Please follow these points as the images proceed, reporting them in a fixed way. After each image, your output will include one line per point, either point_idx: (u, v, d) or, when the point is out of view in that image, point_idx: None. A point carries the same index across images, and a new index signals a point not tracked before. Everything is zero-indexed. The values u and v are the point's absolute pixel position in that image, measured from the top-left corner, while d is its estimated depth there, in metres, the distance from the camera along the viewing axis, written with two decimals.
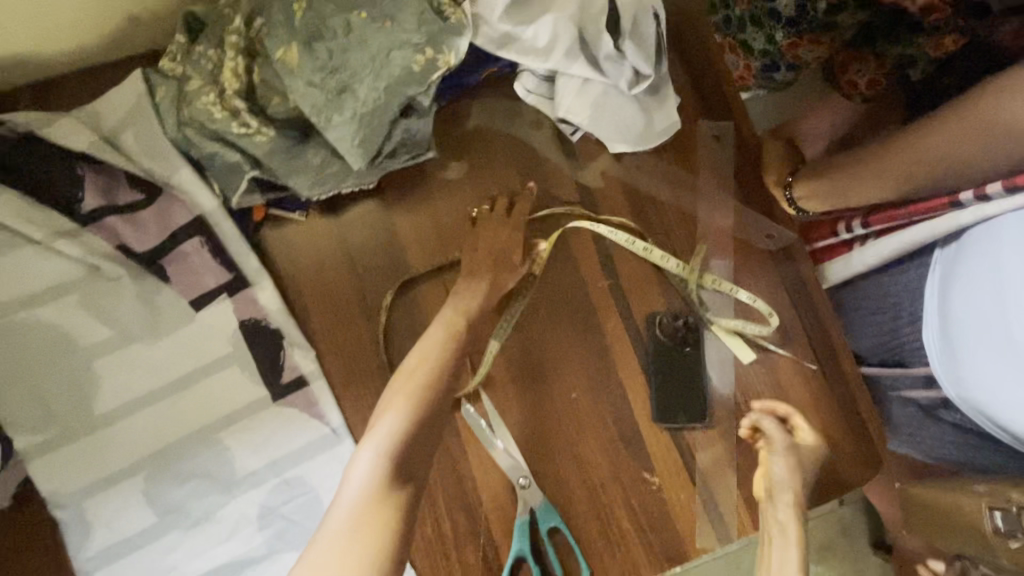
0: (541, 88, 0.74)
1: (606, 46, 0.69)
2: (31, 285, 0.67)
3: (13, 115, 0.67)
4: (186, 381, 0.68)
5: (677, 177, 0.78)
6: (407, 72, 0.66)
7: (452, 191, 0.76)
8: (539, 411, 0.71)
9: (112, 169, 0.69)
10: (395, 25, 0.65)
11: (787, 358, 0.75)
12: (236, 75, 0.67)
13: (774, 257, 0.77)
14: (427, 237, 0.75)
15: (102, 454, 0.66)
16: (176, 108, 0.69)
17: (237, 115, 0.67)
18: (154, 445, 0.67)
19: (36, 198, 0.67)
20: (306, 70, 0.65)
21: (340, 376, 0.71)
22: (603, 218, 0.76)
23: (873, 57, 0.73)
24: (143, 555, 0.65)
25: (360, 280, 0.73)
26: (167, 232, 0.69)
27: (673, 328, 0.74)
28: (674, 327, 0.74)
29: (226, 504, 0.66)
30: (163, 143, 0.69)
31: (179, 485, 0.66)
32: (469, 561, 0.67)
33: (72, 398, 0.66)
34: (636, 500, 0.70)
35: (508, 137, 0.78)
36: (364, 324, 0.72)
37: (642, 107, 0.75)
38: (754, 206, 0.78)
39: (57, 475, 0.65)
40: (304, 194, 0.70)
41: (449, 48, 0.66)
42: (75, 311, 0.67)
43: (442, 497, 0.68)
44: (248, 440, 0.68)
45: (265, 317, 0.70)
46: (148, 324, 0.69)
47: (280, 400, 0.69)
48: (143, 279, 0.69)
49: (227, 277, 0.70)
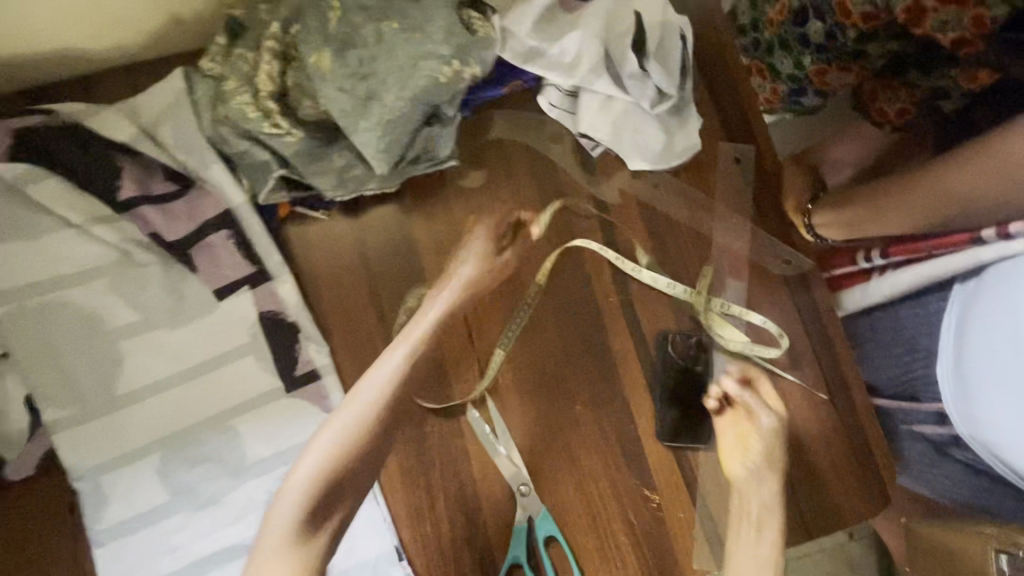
0: (564, 103, 0.76)
1: (632, 67, 0.71)
2: (65, 266, 0.70)
3: (65, 107, 0.72)
4: (205, 367, 0.71)
5: (695, 196, 0.78)
6: (434, 82, 0.68)
7: (472, 199, 0.78)
8: (543, 421, 0.72)
9: (148, 161, 0.73)
10: (424, 37, 0.67)
11: (798, 385, 0.74)
12: (270, 78, 0.69)
13: (790, 282, 0.76)
14: (444, 243, 0.76)
15: (121, 432, 0.68)
16: (212, 107, 0.72)
17: (270, 116, 0.69)
18: (171, 427, 0.69)
19: (77, 184, 0.71)
20: (336, 75, 0.67)
21: (350, 372, 0.72)
22: (617, 234, 0.77)
23: (905, 86, 0.69)
24: (152, 533, 0.67)
25: (377, 280, 0.75)
26: (196, 222, 0.72)
27: (686, 346, 0.74)
28: (687, 345, 0.74)
29: (233, 489, 0.68)
30: (198, 138, 0.72)
31: (190, 467, 0.68)
32: (465, 564, 0.67)
33: (96, 377, 0.69)
34: (636, 517, 0.70)
35: (529, 149, 0.79)
36: (376, 324, 0.74)
37: (664, 126, 0.76)
38: (771, 230, 0.78)
39: (76, 450, 0.67)
40: (329, 194, 0.72)
41: (476, 60, 0.69)
42: (105, 294, 0.70)
43: (441, 500, 0.69)
44: (259, 429, 0.70)
45: (282, 310, 0.72)
46: (172, 310, 0.71)
47: (292, 392, 0.71)
48: (171, 267, 0.72)
49: (250, 269, 0.73)
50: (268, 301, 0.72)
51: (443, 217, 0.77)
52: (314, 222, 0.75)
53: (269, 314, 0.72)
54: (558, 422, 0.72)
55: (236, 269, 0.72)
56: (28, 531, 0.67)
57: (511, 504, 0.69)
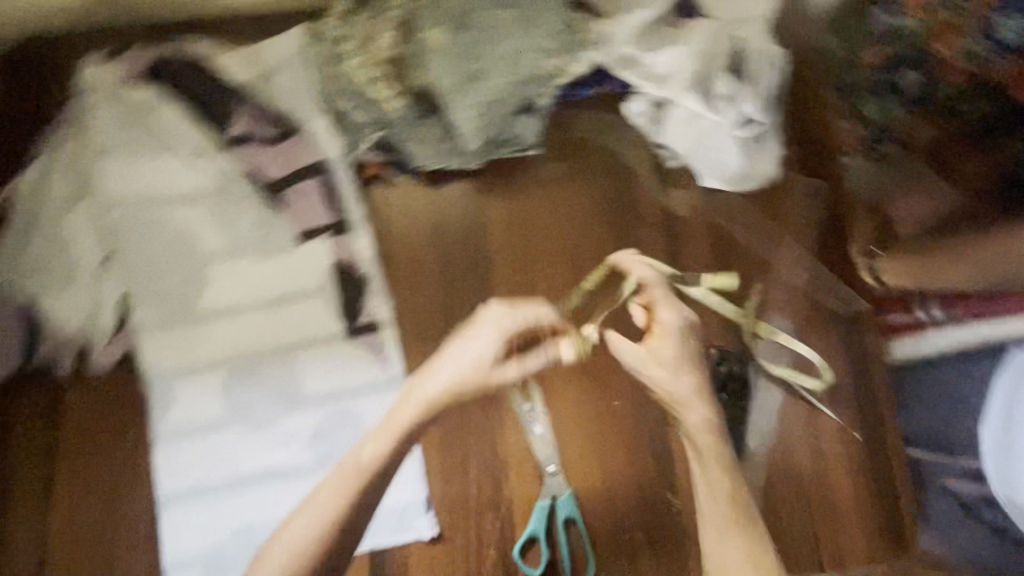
0: (650, 112, 0.79)
1: (722, 89, 0.75)
2: (172, 189, 0.77)
3: (196, 45, 0.79)
4: (278, 301, 0.77)
5: (764, 222, 0.79)
6: (536, 73, 0.73)
7: (546, 188, 0.80)
8: (579, 410, 0.74)
9: (257, 105, 0.78)
10: (534, 30, 0.72)
11: (834, 423, 0.74)
12: (387, 45, 0.71)
13: (842, 322, 0.77)
14: (513, 225, 0.79)
15: (197, 346, 0.75)
16: (326, 65, 0.76)
17: (377, 79, 0.73)
18: (240, 350, 0.75)
19: (195, 116, 0.77)
20: (449, 52, 0.71)
21: (408, 329, 0.77)
22: (680, 245, 0.79)
23: (991, 148, 0.71)
24: (210, 441, 0.73)
25: (444, 250, 0.78)
26: (292, 168, 0.78)
27: (715, 371, 0.73)
28: (716, 370, 0.73)
29: (287, 415, 0.74)
30: (307, 92, 0.78)
31: (252, 388, 0.75)
32: (485, 526, 0.71)
33: (181, 293, 0.75)
34: (653, 516, 0.72)
35: (608, 149, 0.81)
36: (437, 289, 0.78)
37: (744, 152, 0.77)
38: (833, 269, 0.78)
39: (158, 354, 0.74)
40: (419, 163, 0.77)
41: (576, 57, 0.74)
42: (200, 219, 0.77)
43: (472, 463, 0.72)
44: (318, 366, 0.76)
45: (356, 262, 0.77)
46: (256, 244, 0.77)
47: (351, 339, 0.76)
48: (260, 204, 0.77)
49: (332, 219, 0.78)
50: (343, 250, 0.77)
51: (517, 202, 0.80)
52: (394, 185, 0.79)
53: (343, 263, 0.77)
54: (591, 414, 0.74)
55: (320, 216, 0.78)
56: (99, 419, 0.74)
57: (537, 482, 0.72)
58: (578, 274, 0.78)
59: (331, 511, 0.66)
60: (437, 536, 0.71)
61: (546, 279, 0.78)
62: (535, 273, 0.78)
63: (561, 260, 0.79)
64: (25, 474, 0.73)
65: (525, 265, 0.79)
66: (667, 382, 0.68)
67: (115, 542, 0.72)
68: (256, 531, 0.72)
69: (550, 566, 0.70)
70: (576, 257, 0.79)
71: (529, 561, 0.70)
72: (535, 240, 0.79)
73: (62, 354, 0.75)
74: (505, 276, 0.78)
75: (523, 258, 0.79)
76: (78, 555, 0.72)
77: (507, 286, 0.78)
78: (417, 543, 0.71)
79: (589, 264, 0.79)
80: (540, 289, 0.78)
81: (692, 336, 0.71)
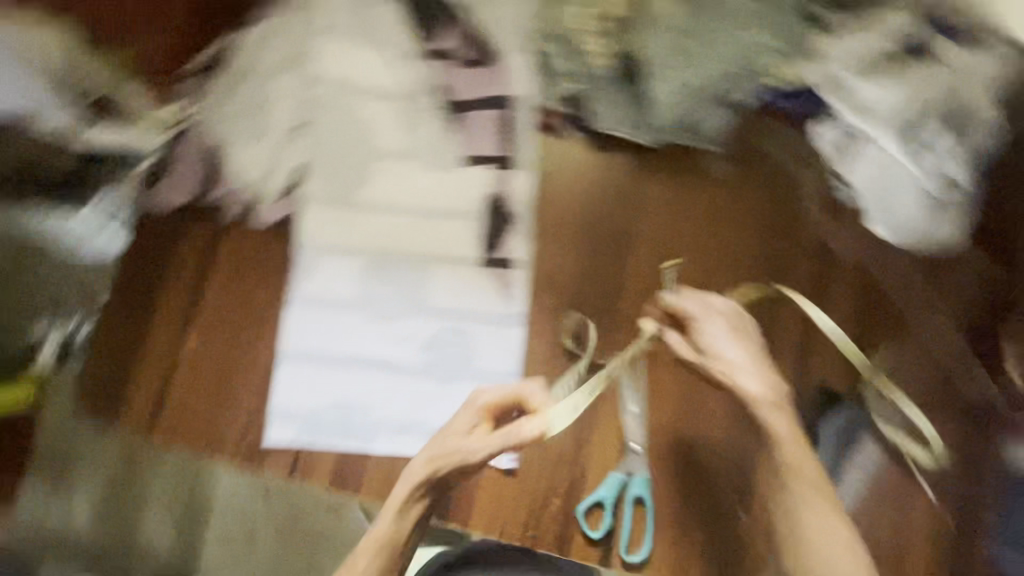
0: (841, 141, 0.77)
1: (926, 136, 0.74)
2: (368, 81, 0.81)
3: None
4: (429, 213, 0.80)
5: (921, 285, 0.76)
6: (744, 70, 0.76)
7: (710, 185, 0.80)
8: (676, 403, 0.75)
9: (465, 25, 0.81)
10: (756, 30, 0.75)
11: (928, 504, 0.71)
12: (614, 6, 0.77)
13: (974, 411, 0.73)
14: (666, 210, 0.80)
15: (347, 229, 0.80)
16: (544, 9, 0.80)
17: (595, 35, 0.78)
18: (383, 245, 0.80)
19: (410, 22, 0.82)
20: (670, 27, 0.76)
21: (537, 277, 0.79)
22: (828, 283, 0.77)
23: None
24: (334, 316, 0.79)
25: (593, 214, 0.80)
26: (479, 93, 0.80)
27: (811, 423, 0.73)
28: (811, 422, 0.73)
29: (406, 318, 0.79)
30: (515, 26, 0.80)
31: (383, 283, 0.80)
32: (557, 477, 0.74)
33: (348, 179, 0.80)
34: (718, 528, 0.72)
35: (786, 166, 0.79)
36: (575, 249, 0.79)
37: (927, 209, 0.75)
38: (980, 356, 0.74)
39: (314, 225, 0.80)
40: (598, 126, 0.79)
41: (786, 69, 0.76)
42: (383, 116, 0.81)
43: (564, 418, 0.74)
44: (447, 283, 0.79)
45: (510, 199, 0.80)
46: (425, 155, 0.80)
47: (483, 268, 0.79)
48: (440, 119, 0.80)
49: (501, 152, 0.80)
50: (501, 185, 0.80)
51: (676, 192, 0.80)
52: (566, 139, 0.80)
53: (496, 197, 0.80)
54: (688, 414, 0.75)
55: (490, 147, 0.80)
56: (245, 268, 0.81)
57: (617, 456, 0.74)
58: (714, 280, 0.78)
59: (407, 523, 0.72)
60: (512, 471, 0.75)
61: (682, 274, 0.78)
62: (672, 265, 0.78)
63: (701, 261, 0.78)
64: (175, 295, 0.81)
65: (666, 253, 0.79)
66: (739, 368, 0.73)
67: (230, 380, 0.78)
68: (352, 414, 0.77)
69: (607, 537, 0.72)
70: (717, 263, 0.78)
71: (588, 525, 0.72)
72: (682, 234, 0.79)
73: (233, 201, 0.82)
74: (642, 259, 0.79)
75: (665, 248, 0.79)
76: (197, 380, 0.79)
77: (642, 269, 0.79)
78: (492, 470, 0.75)
79: (728, 275, 0.78)
80: (672, 282, 0.78)
81: (743, 338, 0.74)
